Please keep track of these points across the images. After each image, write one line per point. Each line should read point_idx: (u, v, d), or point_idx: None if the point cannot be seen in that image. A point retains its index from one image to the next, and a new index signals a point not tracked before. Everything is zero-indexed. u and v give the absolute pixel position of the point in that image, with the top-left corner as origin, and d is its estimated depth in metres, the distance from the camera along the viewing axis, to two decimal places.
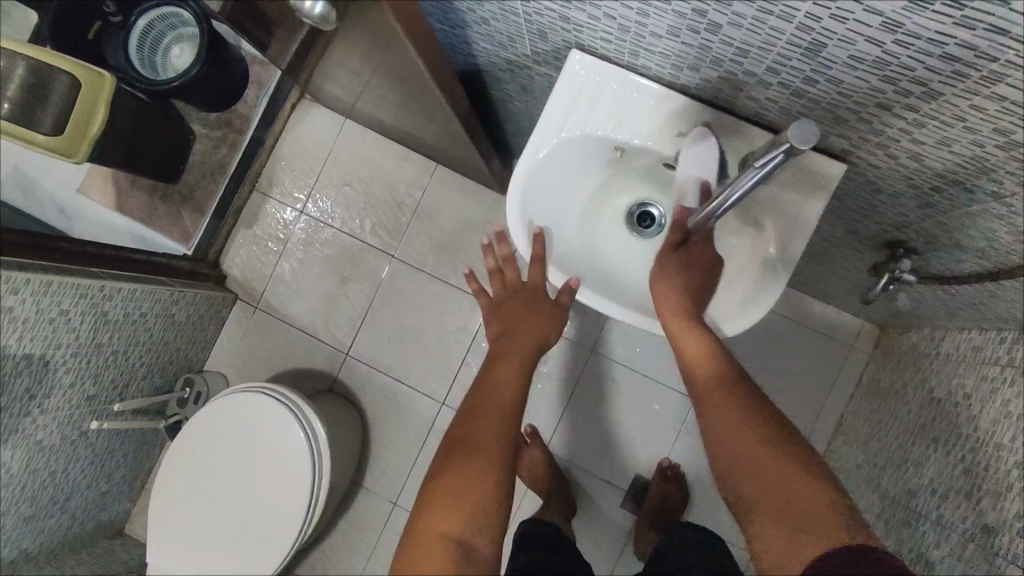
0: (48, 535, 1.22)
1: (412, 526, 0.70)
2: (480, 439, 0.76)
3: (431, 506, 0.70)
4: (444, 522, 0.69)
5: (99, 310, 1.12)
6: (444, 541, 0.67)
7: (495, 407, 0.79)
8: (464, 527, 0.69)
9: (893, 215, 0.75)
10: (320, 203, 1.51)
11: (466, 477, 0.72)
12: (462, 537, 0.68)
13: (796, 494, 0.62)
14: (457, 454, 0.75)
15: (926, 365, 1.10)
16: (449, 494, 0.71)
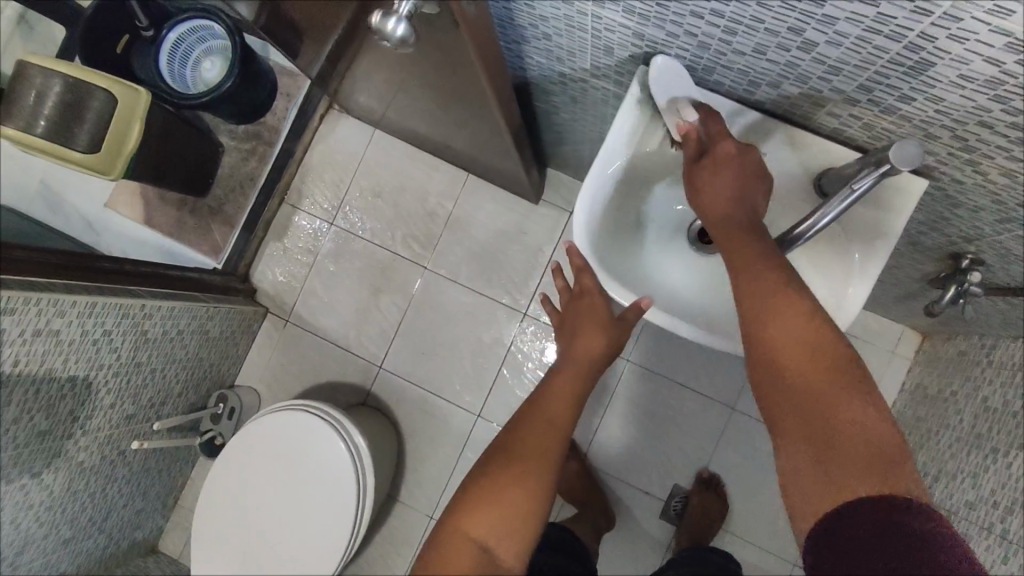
0: (86, 555, 1.21)
1: (445, 520, 0.71)
2: (526, 451, 0.77)
3: (467, 505, 0.71)
4: (477, 525, 0.70)
5: (139, 329, 1.10)
6: (472, 542, 0.69)
7: (546, 420, 0.80)
8: (493, 533, 0.70)
9: (965, 228, 0.74)
10: (350, 215, 1.50)
11: (507, 484, 0.73)
12: (490, 543, 0.69)
13: (859, 423, 0.54)
14: (500, 460, 0.76)
15: (976, 373, 1.08)
16: (488, 497, 0.72)
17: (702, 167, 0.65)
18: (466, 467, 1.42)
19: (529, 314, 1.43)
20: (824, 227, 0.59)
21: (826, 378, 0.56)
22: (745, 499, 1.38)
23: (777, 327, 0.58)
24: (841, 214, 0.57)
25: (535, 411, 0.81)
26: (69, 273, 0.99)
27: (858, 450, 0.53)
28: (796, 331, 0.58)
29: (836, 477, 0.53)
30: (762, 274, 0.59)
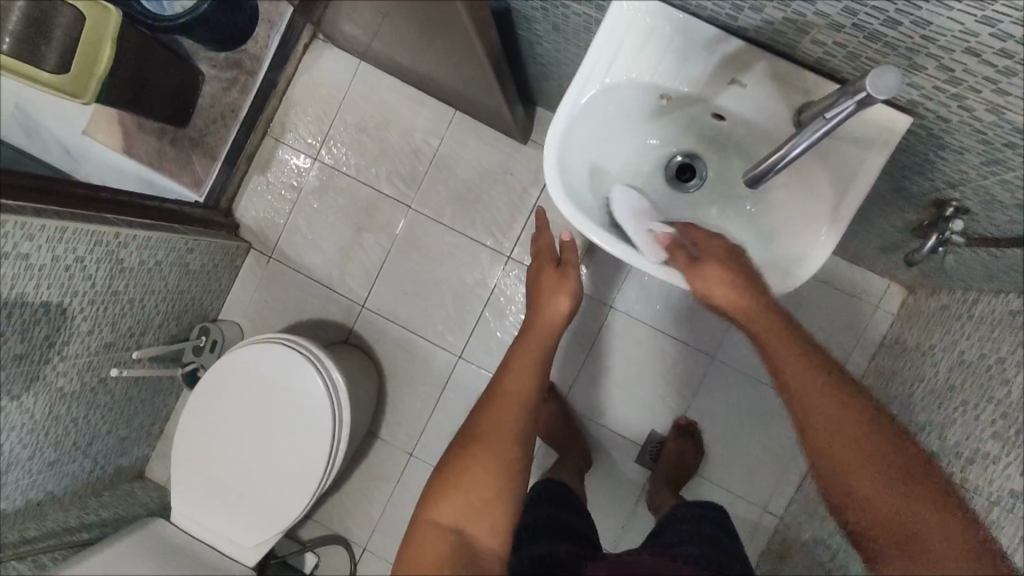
0: (72, 477, 1.24)
1: (412, 517, 0.70)
2: (487, 433, 0.73)
3: (431, 498, 0.70)
4: (441, 513, 0.68)
5: (114, 258, 1.09)
6: (438, 532, 0.67)
7: (509, 401, 0.76)
8: (461, 518, 0.68)
9: (950, 172, 0.71)
10: (334, 150, 1.47)
11: (469, 474, 0.70)
12: (458, 529, 0.67)
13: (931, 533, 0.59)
14: (458, 450, 0.73)
15: (955, 327, 1.07)
16: (452, 488, 0.69)
17: (700, 268, 0.68)
18: (446, 407, 1.44)
19: (513, 257, 1.42)
20: (796, 158, 0.58)
21: (899, 479, 0.61)
22: (719, 445, 1.40)
23: (820, 422, 0.64)
24: (814, 144, 0.56)
25: (496, 392, 0.78)
26: (44, 198, 0.97)
27: (899, 531, 0.60)
28: (852, 427, 0.63)
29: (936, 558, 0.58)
30: (802, 379, 0.65)
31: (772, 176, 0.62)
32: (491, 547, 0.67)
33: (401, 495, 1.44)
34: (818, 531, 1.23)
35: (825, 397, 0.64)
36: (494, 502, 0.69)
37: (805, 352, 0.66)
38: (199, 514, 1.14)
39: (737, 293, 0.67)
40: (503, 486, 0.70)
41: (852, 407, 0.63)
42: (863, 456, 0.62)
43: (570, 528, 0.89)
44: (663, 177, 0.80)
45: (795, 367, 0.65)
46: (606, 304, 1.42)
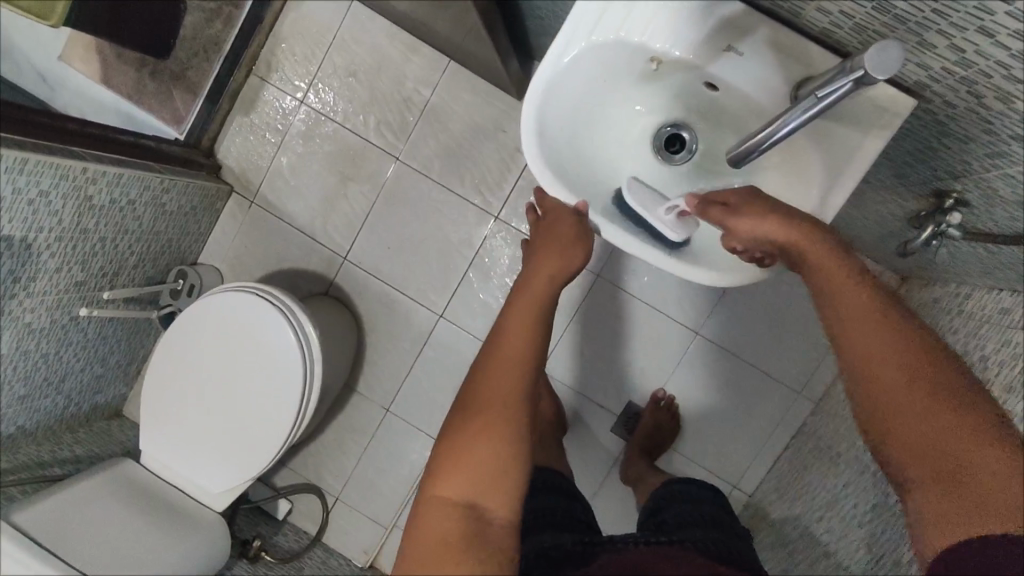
0: (46, 413, 1.22)
1: (419, 497, 0.61)
2: (488, 395, 0.66)
3: (435, 472, 0.62)
4: (450, 487, 0.60)
5: (82, 194, 1.05)
6: (448, 508, 0.59)
7: (507, 358, 0.68)
8: (473, 490, 0.60)
9: (953, 161, 0.67)
10: (322, 94, 1.40)
11: (476, 442, 0.62)
12: (471, 504, 0.59)
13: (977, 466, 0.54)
14: (461, 417, 0.65)
15: (944, 321, 1.05)
16: (457, 460, 0.61)
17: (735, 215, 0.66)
18: (424, 365, 1.42)
19: (501, 218, 1.38)
20: (786, 136, 0.54)
21: (924, 400, 0.57)
22: (697, 421, 1.39)
23: (875, 355, 0.60)
24: (803, 124, 0.52)
25: (496, 350, 0.70)
26: (6, 126, 0.93)
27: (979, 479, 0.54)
28: (900, 358, 0.59)
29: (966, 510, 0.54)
30: (856, 304, 0.61)
31: (758, 154, 0.57)
32: (504, 514, 0.59)
33: (376, 449, 1.45)
34: (785, 512, 1.24)
35: (867, 325, 0.60)
36: (506, 470, 0.61)
37: (850, 271, 0.63)
38: (167, 459, 1.14)
39: (789, 231, 0.63)
40: (513, 449, 0.62)
41: (901, 339, 0.59)
42: (920, 386, 0.57)
43: (570, 516, 0.81)
44: (651, 146, 0.76)
45: (849, 299, 0.62)
46: (591, 273, 1.38)
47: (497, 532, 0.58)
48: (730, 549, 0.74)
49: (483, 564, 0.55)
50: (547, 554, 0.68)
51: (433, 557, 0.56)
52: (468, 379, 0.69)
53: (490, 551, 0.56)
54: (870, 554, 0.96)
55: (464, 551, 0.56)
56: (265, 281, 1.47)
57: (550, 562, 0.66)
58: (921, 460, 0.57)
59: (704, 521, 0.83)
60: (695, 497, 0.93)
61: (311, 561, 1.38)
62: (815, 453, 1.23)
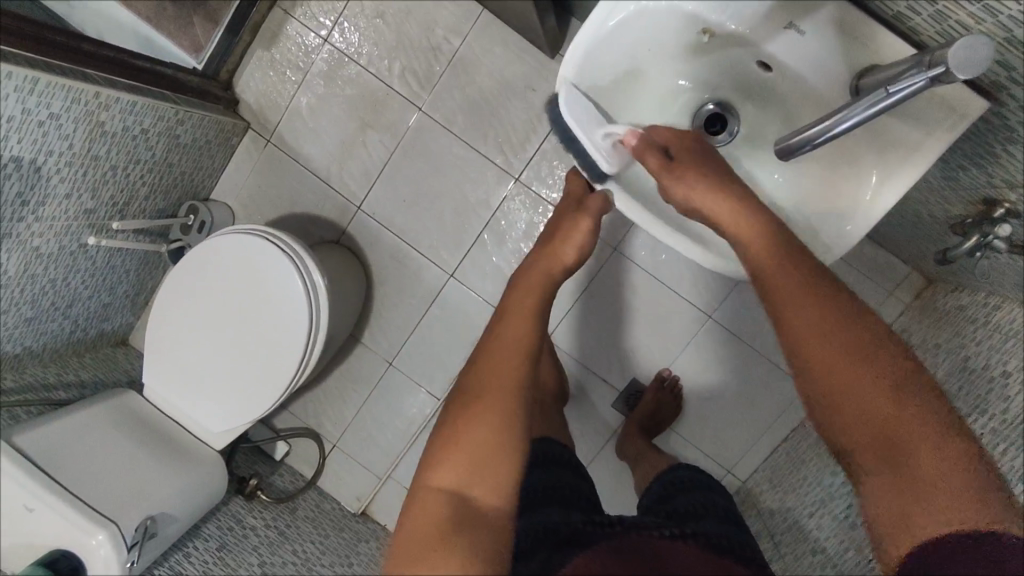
0: (52, 337, 1.22)
1: (410, 488, 0.60)
2: (479, 391, 0.63)
3: (430, 459, 0.60)
4: (440, 476, 0.58)
5: (94, 120, 1.02)
6: (441, 497, 0.57)
7: (507, 350, 0.67)
8: (464, 479, 0.58)
9: (1014, 169, 0.63)
10: (347, 33, 1.34)
11: (465, 434, 0.60)
12: (460, 492, 0.57)
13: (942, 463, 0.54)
14: (452, 411, 0.63)
15: (967, 331, 1.02)
16: (447, 450, 0.59)
17: (670, 175, 0.66)
18: (430, 323, 1.41)
19: (521, 180, 1.33)
20: (842, 134, 0.50)
21: (874, 386, 0.56)
22: (699, 404, 1.38)
23: (822, 349, 0.58)
24: (864, 121, 0.48)
25: (491, 351, 0.67)
26: (15, 41, 0.88)
27: (940, 462, 0.54)
28: (843, 352, 0.58)
29: (927, 499, 0.53)
30: (793, 284, 0.60)
31: (807, 150, 0.52)
32: (498, 506, 0.57)
33: (375, 401, 1.45)
34: (777, 502, 1.25)
35: (813, 314, 0.59)
36: (500, 463, 0.58)
37: (773, 236, 0.62)
38: (167, 396, 1.16)
39: (721, 201, 0.64)
40: (503, 441, 0.59)
41: (847, 333, 0.58)
42: (877, 383, 0.56)
43: (576, 495, 0.81)
44: (690, 125, 0.72)
45: (793, 281, 0.60)
46: (608, 245, 1.35)
47: (489, 522, 0.56)
48: (739, 548, 0.72)
49: (470, 553, 0.53)
50: (550, 531, 0.68)
51: (424, 546, 0.54)
52: (462, 378, 0.67)
53: (480, 541, 0.54)
54: (859, 555, 0.96)
55: (449, 541, 0.54)
56: (276, 224, 1.44)
57: (551, 539, 0.66)
58: (868, 443, 0.56)
59: (715, 514, 0.81)
60: (705, 488, 0.90)
61: (305, 502, 1.41)
62: (815, 447, 1.22)
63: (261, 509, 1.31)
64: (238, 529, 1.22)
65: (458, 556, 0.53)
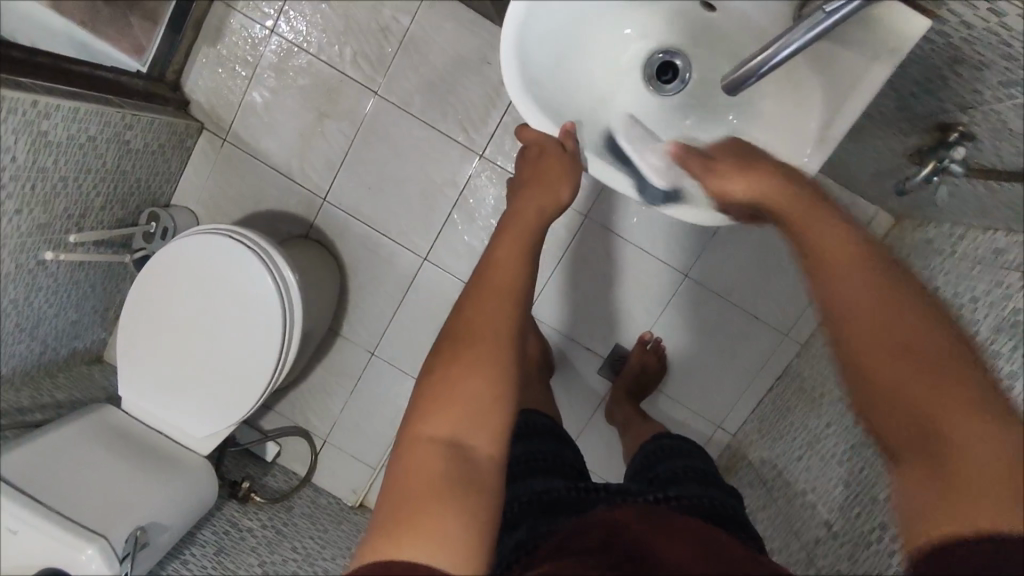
0: (21, 359, 1.19)
1: (399, 433, 0.55)
2: (471, 335, 0.58)
3: (420, 409, 0.55)
4: (435, 425, 0.54)
5: (35, 129, 0.98)
6: (434, 448, 0.53)
7: (499, 292, 0.61)
8: (461, 428, 0.54)
9: (964, 91, 0.65)
10: (293, 22, 1.30)
11: (459, 384, 0.56)
12: (457, 443, 0.54)
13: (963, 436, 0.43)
14: (444, 357, 0.58)
15: (935, 264, 1.04)
16: (441, 398, 0.55)
17: (715, 170, 0.62)
18: (409, 310, 1.40)
19: (486, 156, 1.32)
20: (781, 62, 0.53)
21: (871, 324, 0.48)
22: (683, 363, 1.39)
23: (835, 280, 0.50)
24: (803, 47, 0.50)
25: (481, 286, 0.61)
26: None
27: (949, 430, 0.44)
28: (893, 344, 0.46)
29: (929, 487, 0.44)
30: (811, 231, 0.53)
31: (753, 81, 0.55)
32: (492, 454, 0.54)
33: (362, 393, 1.45)
34: (765, 451, 1.27)
35: (858, 293, 0.49)
36: (495, 412, 0.55)
37: (794, 198, 0.55)
38: (148, 407, 1.14)
39: (763, 181, 0.58)
40: (497, 389, 0.56)
41: (907, 307, 0.47)
42: (864, 313, 0.48)
43: (561, 462, 0.82)
44: (643, 76, 0.71)
45: (838, 257, 0.51)
46: (579, 213, 1.34)
47: (484, 471, 0.53)
48: (724, 512, 0.74)
49: (470, 505, 0.50)
50: (537, 500, 0.70)
51: (418, 496, 0.50)
52: (449, 320, 0.61)
53: (476, 490, 0.51)
54: (847, 490, 0.99)
55: (449, 493, 0.50)
56: (241, 224, 1.42)
57: (538, 509, 0.69)
58: (904, 437, 0.45)
59: (697, 478, 0.83)
60: (686, 452, 0.92)
61: (302, 500, 1.41)
62: (798, 394, 1.25)
63: (256, 511, 1.31)
64: (234, 532, 1.21)
65: (458, 508, 0.50)
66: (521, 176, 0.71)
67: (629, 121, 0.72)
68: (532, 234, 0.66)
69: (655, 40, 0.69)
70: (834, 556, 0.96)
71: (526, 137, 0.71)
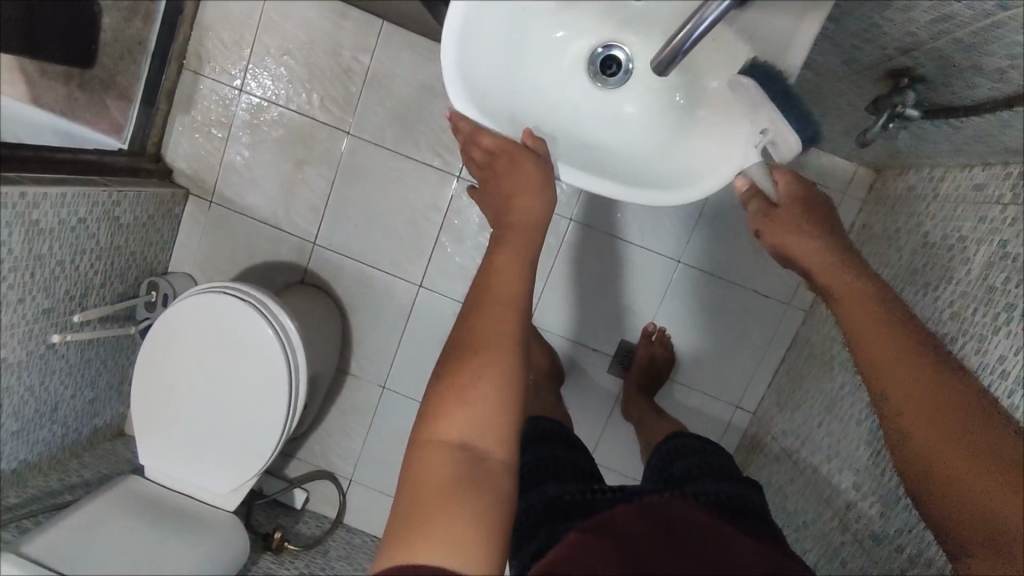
0: (46, 444, 1.21)
1: (412, 437, 0.57)
2: (477, 342, 0.60)
3: (430, 414, 0.57)
4: (447, 429, 0.55)
5: (27, 220, 1.02)
6: (446, 451, 0.54)
7: (499, 303, 0.63)
8: (471, 432, 0.55)
9: (899, 37, 0.66)
10: (259, 78, 1.34)
11: (473, 389, 0.57)
12: (467, 446, 0.55)
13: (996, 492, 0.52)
14: (455, 361, 0.59)
15: (920, 208, 1.04)
16: (450, 402, 0.57)
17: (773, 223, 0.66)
18: (413, 338, 1.42)
19: (463, 177, 1.34)
20: (699, 38, 0.56)
21: (925, 385, 0.55)
22: (691, 349, 1.39)
23: (887, 357, 0.57)
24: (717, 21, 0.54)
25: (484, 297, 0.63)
26: None
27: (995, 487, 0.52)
28: (919, 391, 0.55)
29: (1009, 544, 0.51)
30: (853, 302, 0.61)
31: (680, 58, 0.59)
32: (504, 455, 0.55)
33: (379, 426, 1.45)
34: (785, 424, 1.25)
35: (896, 352, 0.57)
36: (502, 415, 0.56)
37: (848, 274, 0.62)
38: (172, 471, 1.15)
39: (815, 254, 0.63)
40: (505, 394, 0.57)
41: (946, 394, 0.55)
42: (921, 375, 0.56)
43: (574, 466, 0.82)
44: (588, 73, 0.73)
45: (872, 335, 0.58)
46: (563, 218, 1.34)
47: (493, 471, 0.54)
48: (738, 500, 0.74)
49: (479, 508, 0.51)
50: (552, 505, 0.70)
51: (431, 499, 0.51)
52: (456, 328, 0.63)
53: (487, 491, 0.52)
54: (871, 450, 0.97)
55: (459, 496, 0.51)
56: (238, 280, 1.45)
57: (551, 513, 0.69)
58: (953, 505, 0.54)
59: (711, 470, 0.83)
60: (697, 449, 0.91)
61: (336, 542, 1.41)
62: (810, 361, 1.24)
63: (292, 559, 1.31)
64: None
65: (468, 510, 0.50)
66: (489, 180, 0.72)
67: (582, 118, 0.74)
68: (527, 251, 0.68)
69: (593, 37, 0.71)
70: (866, 518, 0.95)
71: (479, 164, 0.74)
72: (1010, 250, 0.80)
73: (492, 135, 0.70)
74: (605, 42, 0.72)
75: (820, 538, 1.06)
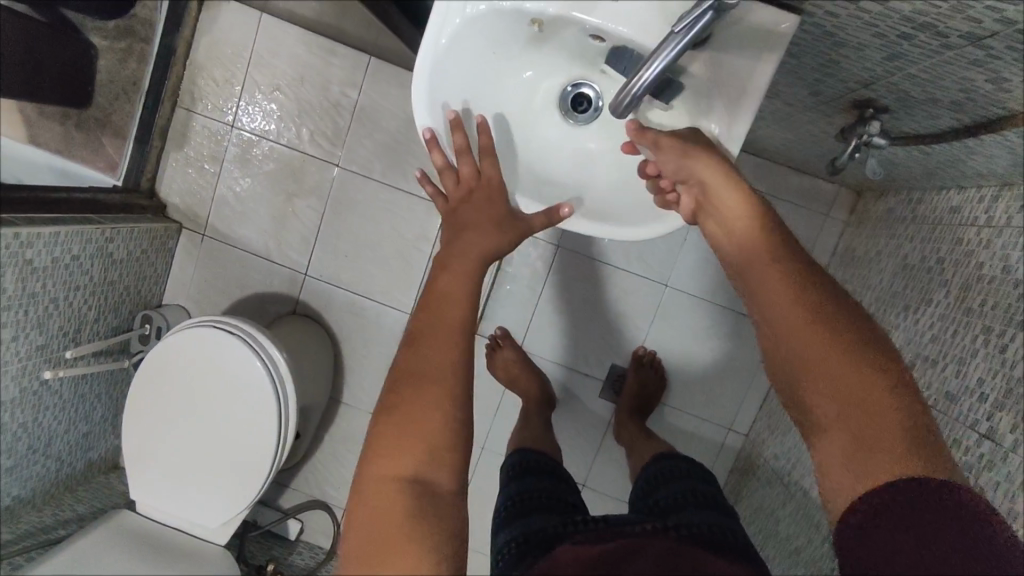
0: (38, 481, 1.22)
1: (361, 468, 0.57)
2: (429, 372, 0.59)
3: (379, 447, 0.57)
4: (398, 463, 0.55)
5: (21, 259, 1.04)
6: (395, 486, 0.54)
7: (444, 324, 0.61)
8: (423, 466, 0.56)
9: (859, 72, 0.69)
10: (250, 114, 1.37)
11: (423, 421, 0.57)
12: (419, 479, 0.55)
13: (854, 386, 0.51)
14: (402, 391, 0.58)
15: (900, 229, 1.06)
16: (399, 433, 0.56)
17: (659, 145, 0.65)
18: None
19: None
20: (653, 80, 0.59)
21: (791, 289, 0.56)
22: (681, 372, 1.39)
23: (757, 264, 0.58)
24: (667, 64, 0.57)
25: (433, 322, 0.61)
26: None
27: (848, 384, 0.51)
28: (785, 293, 0.56)
29: (861, 444, 0.50)
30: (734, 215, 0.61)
31: (637, 100, 0.61)
32: (454, 487, 0.56)
33: None
34: (777, 446, 1.25)
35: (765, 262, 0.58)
36: (452, 446, 0.57)
37: (733, 194, 0.62)
38: (157, 504, 1.15)
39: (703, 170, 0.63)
40: (455, 425, 0.57)
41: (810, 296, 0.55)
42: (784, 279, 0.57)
43: (559, 499, 0.82)
44: (558, 110, 0.76)
45: (747, 244, 0.60)
46: (551, 243, 1.36)
47: (446, 504, 0.55)
48: (719, 533, 0.73)
49: (431, 544, 0.52)
50: (533, 538, 0.70)
51: (383, 537, 0.52)
52: (403, 351, 0.61)
53: (440, 526, 0.53)
54: None
55: (412, 536, 0.52)
56: (232, 311, 1.46)
57: (532, 546, 0.69)
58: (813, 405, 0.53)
59: (696, 501, 0.82)
60: (684, 473, 0.91)
61: None
62: None
63: None
64: None
65: (422, 548, 0.51)
66: (462, 206, 0.70)
67: (554, 155, 0.77)
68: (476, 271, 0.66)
69: (561, 76, 0.74)
70: None
71: (448, 195, 0.72)
72: (984, 272, 0.81)
73: (485, 170, 0.70)
74: (573, 80, 0.75)
75: (812, 563, 1.05)
